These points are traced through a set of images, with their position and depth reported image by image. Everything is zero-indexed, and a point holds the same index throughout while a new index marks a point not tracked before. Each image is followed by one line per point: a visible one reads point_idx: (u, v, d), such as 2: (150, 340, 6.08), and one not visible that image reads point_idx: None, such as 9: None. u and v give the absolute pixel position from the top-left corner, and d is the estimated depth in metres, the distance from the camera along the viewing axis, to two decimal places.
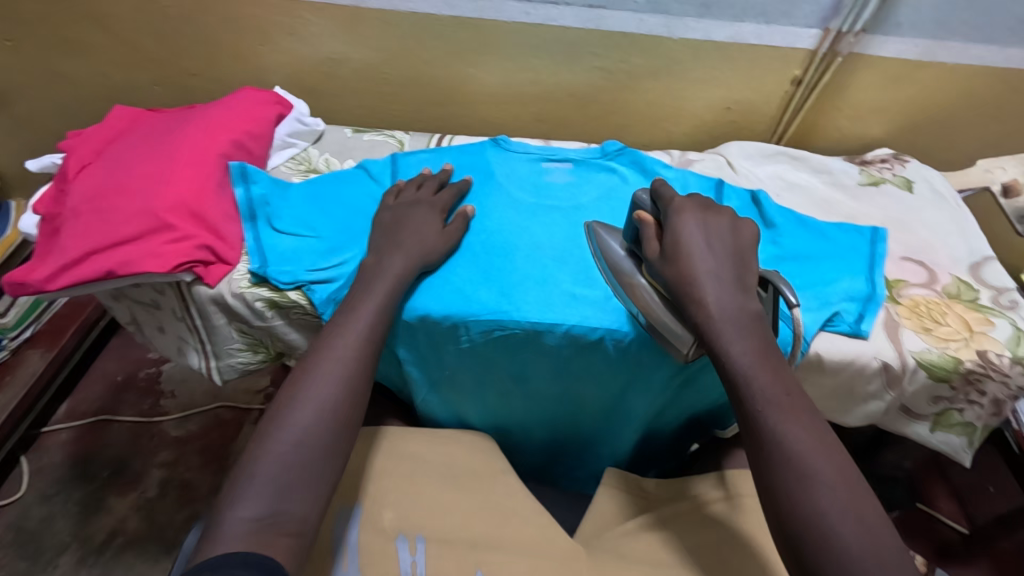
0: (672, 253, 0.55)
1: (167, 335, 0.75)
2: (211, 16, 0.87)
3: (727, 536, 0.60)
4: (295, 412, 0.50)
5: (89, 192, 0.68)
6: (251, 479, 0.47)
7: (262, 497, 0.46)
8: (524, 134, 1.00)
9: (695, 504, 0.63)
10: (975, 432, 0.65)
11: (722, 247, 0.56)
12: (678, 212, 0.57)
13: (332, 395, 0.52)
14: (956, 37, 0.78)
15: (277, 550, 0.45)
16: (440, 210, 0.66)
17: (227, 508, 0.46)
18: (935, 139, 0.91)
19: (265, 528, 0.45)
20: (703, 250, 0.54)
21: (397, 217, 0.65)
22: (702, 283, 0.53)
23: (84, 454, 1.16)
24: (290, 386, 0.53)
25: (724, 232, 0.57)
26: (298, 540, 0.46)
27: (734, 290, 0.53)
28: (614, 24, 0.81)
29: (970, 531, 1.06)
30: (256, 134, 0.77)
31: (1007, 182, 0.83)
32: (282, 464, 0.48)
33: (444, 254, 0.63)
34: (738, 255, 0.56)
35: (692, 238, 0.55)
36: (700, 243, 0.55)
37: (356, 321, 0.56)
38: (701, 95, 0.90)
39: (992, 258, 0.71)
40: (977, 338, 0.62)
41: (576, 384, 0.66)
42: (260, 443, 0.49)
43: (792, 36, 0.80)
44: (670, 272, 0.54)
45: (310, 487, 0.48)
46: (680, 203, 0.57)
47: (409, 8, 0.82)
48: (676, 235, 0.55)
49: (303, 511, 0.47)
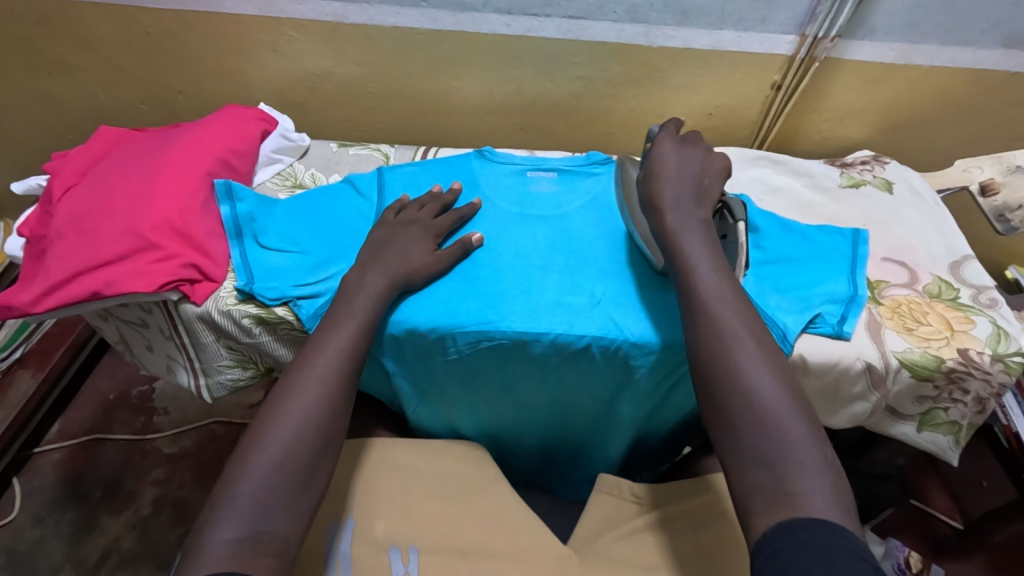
0: (647, 175, 0.63)
1: (155, 353, 0.75)
2: (194, 35, 0.88)
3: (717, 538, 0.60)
4: (276, 430, 0.51)
5: (74, 214, 0.68)
6: (231, 500, 0.47)
7: (243, 517, 0.46)
8: (509, 144, 1.01)
9: (687, 504, 0.64)
10: (960, 430, 0.65)
11: (688, 171, 0.63)
12: (655, 145, 0.66)
13: (314, 412, 0.52)
14: (930, 40, 0.79)
15: (260, 569, 0.45)
16: (433, 233, 0.66)
17: (208, 529, 0.46)
18: (914, 139, 0.93)
19: (248, 547, 0.45)
20: (672, 172, 0.62)
21: (388, 234, 0.66)
22: (664, 198, 0.61)
23: (76, 475, 1.15)
24: (272, 404, 0.53)
25: (695, 159, 0.64)
26: (280, 560, 0.46)
27: (692, 208, 0.60)
28: (594, 34, 0.82)
29: (964, 526, 1.07)
30: (241, 150, 0.77)
31: (984, 181, 0.82)
32: (263, 483, 0.48)
33: (434, 273, 0.63)
34: (703, 180, 0.63)
35: (664, 163, 0.63)
36: (672, 167, 0.63)
37: (338, 337, 0.57)
38: (683, 102, 0.91)
39: (971, 256, 0.72)
40: (959, 337, 0.63)
41: (565, 392, 0.66)
42: (241, 463, 0.49)
43: (770, 42, 0.81)
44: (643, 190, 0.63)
45: (292, 505, 0.48)
46: (660, 136, 0.66)
47: (391, 23, 0.83)
48: (651, 162, 0.64)
49: (285, 530, 0.47)
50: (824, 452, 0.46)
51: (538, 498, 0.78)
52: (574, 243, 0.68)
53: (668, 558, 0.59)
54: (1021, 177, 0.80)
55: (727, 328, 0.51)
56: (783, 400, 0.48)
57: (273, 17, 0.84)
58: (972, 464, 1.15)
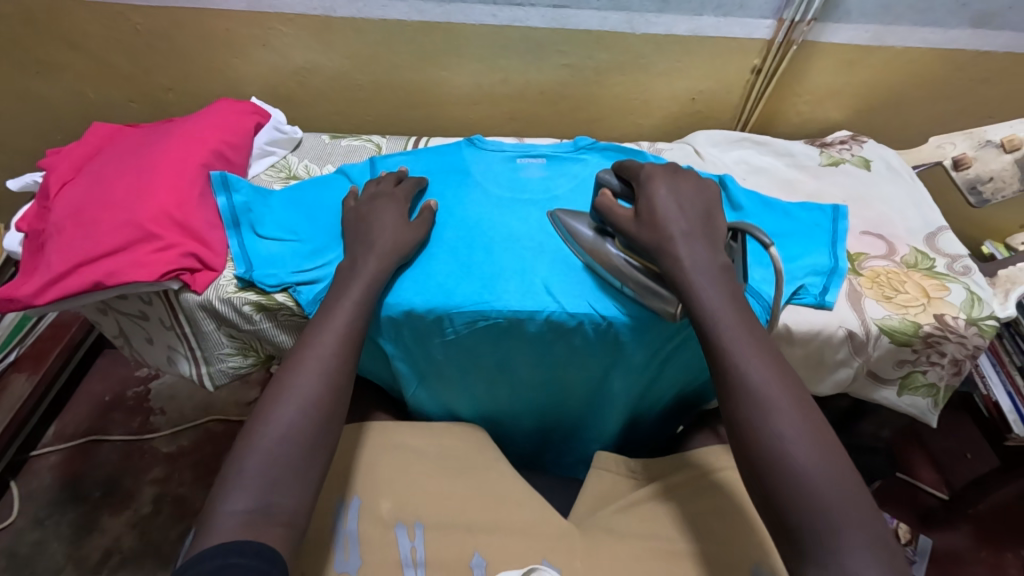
0: (646, 216, 0.58)
1: (156, 345, 0.76)
2: (183, 31, 0.89)
3: (714, 508, 0.62)
4: (284, 407, 0.52)
5: (72, 207, 0.69)
6: (240, 476, 0.48)
7: (253, 491, 0.48)
8: (499, 133, 1.03)
9: (683, 475, 0.66)
10: (939, 392, 0.68)
11: (693, 205, 0.59)
12: (648, 179, 0.61)
13: (317, 390, 0.54)
14: (903, 22, 0.82)
15: (271, 538, 0.46)
16: (403, 202, 0.68)
17: (218, 504, 0.47)
18: (890, 119, 0.96)
19: (259, 519, 0.47)
20: (675, 210, 0.58)
21: (360, 214, 0.67)
22: (677, 242, 0.56)
23: (75, 476, 1.15)
24: (275, 384, 0.54)
25: (693, 191, 0.61)
26: (290, 530, 0.47)
27: (706, 246, 0.56)
28: (579, 23, 0.84)
29: (949, 496, 1.10)
30: (235, 144, 0.78)
31: (957, 156, 0.85)
32: (271, 458, 0.49)
33: (416, 246, 0.66)
34: (707, 212, 0.59)
35: (663, 203, 0.58)
36: (672, 205, 0.58)
37: (338, 318, 0.58)
38: (666, 88, 0.93)
39: (945, 228, 0.75)
40: (935, 303, 0.65)
41: (560, 371, 0.68)
42: (248, 440, 0.51)
43: (749, 27, 0.84)
44: (646, 235, 0.57)
45: (300, 477, 0.50)
46: (650, 169, 0.62)
47: (379, 15, 0.84)
48: (649, 201, 0.59)
49: (294, 503, 0.48)
50: (808, 409, 0.48)
51: (536, 477, 0.80)
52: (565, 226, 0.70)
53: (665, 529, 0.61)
54: (992, 151, 0.82)
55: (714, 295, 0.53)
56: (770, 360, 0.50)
57: (262, 12, 0.86)
58: (956, 435, 1.19)
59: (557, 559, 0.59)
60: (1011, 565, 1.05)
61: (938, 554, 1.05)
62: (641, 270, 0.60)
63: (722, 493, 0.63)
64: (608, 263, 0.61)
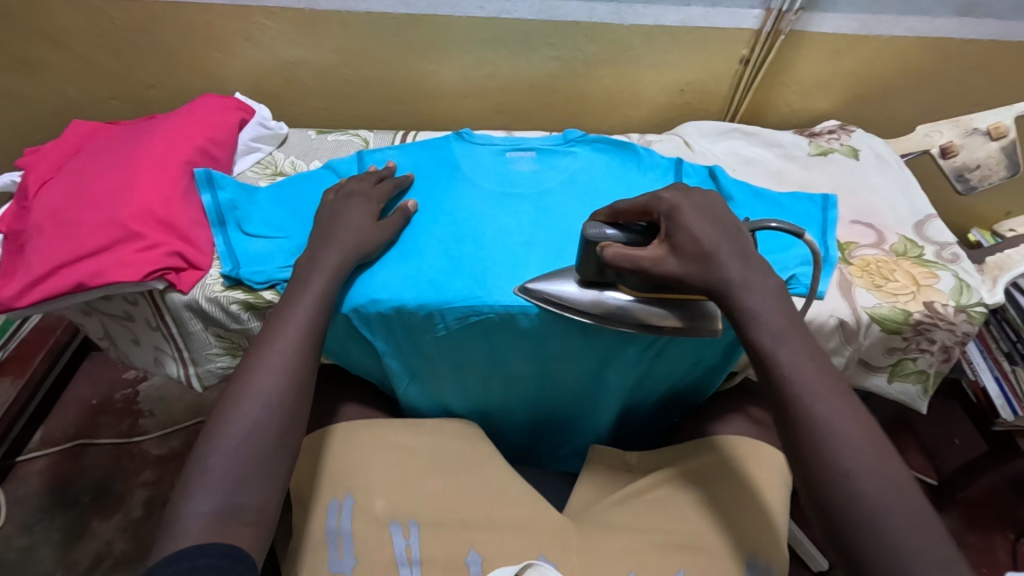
0: (689, 251, 0.53)
1: (143, 347, 0.74)
2: (164, 25, 0.87)
3: (708, 497, 0.62)
4: (242, 406, 0.51)
5: (52, 207, 0.68)
6: (201, 475, 0.47)
7: (216, 491, 0.47)
8: (486, 127, 1.02)
9: (689, 465, 0.65)
10: (928, 379, 0.69)
11: (725, 226, 0.55)
12: (673, 209, 0.55)
13: (284, 388, 0.53)
14: (890, 10, 0.82)
15: (241, 538, 0.46)
16: (376, 204, 0.68)
17: (182, 504, 0.46)
18: (878, 109, 0.96)
19: (226, 518, 0.46)
20: (718, 241, 0.53)
21: (332, 213, 0.66)
22: (724, 269, 0.52)
23: (63, 481, 1.13)
24: (237, 380, 0.53)
25: (715, 209, 0.56)
26: (259, 529, 0.47)
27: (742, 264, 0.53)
28: (567, 14, 0.83)
29: (939, 481, 1.11)
30: (219, 140, 0.77)
31: (944, 144, 0.85)
32: (234, 458, 0.48)
33: (382, 246, 0.65)
34: (733, 227, 0.55)
35: (702, 231, 0.53)
36: (711, 233, 0.53)
37: (299, 314, 0.57)
38: (655, 79, 0.93)
39: (933, 216, 0.75)
40: (924, 291, 0.66)
41: (553, 364, 0.68)
42: (207, 441, 0.50)
43: (737, 17, 0.83)
44: (701, 276, 0.52)
45: (263, 476, 0.49)
46: (671, 197, 0.55)
47: (364, 8, 0.83)
48: (691, 237, 0.53)
49: (261, 502, 0.48)
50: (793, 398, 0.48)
51: (530, 472, 0.80)
52: (556, 219, 0.70)
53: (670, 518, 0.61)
54: (978, 139, 0.83)
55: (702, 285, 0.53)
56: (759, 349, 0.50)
57: (245, 6, 0.84)
58: (944, 422, 1.20)
59: (553, 554, 0.59)
60: (999, 548, 1.06)
61: None
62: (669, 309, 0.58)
63: (718, 484, 0.63)
64: (627, 312, 0.59)
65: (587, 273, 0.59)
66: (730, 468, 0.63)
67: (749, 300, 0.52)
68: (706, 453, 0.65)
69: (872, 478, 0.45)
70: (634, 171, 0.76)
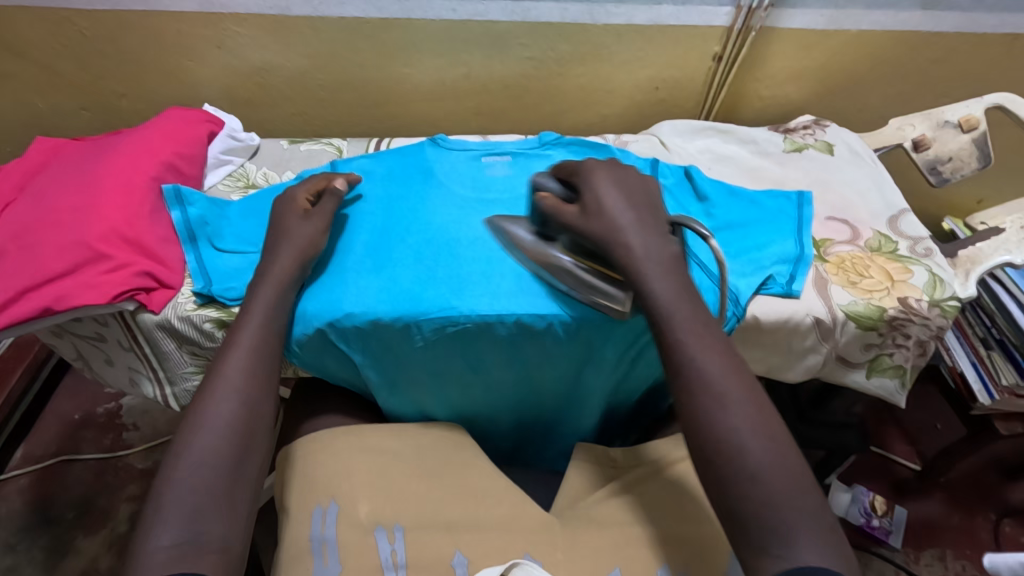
0: (593, 211, 0.59)
1: (117, 367, 0.73)
2: (132, 35, 0.85)
3: (644, 505, 0.63)
4: (202, 433, 0.51)
5: (16, 229, 0.66)
6: (161, 508, 0.47)
7: (179, 522, 0.46)
8: (464, 130, 1.01)
9: (635, 473, 0.66)
10: (905, 373, 0.69)
11: (637, 200, 0.60)
12: (591, 179, 0.61)
13: (246, 418, 0.53)
14: (857, 5, 0.83)
15: (206, 567, 0.45)
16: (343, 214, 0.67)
17: (146, 536, 0.46)
18: (851, 102, 0.97)
19: (188, 550, 0.45)
20: (621, 206, 0.59)
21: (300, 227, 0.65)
22: (624, 233, 0.58)
23: (46, 499, 1.12)
24: (200, 406, 0.53)
25: (636, 183, 0.62)
26: (225, 556, 0.47)
27: (657, 239, 0.58)
28: (539, 15, 0.83)
29: (922, 466, 1.13)
30: (188, 154, 0.76)
31: (917, 137, 0.85)
32: (195, 487, 0.48)
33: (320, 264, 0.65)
34: (651, 203, 0.61)
35: (610, 198, 0.59)
36: (618, 200, 0.60)
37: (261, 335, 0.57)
38: (629, 78, 0.92)
39: (906, 210, 0.76)
40: (898, 287, 0.66)
41: (532, 370, 0.67)
42: (169, 470, 0.49)
43: (708, 14, 0.84)
44: (597, 225, 0.58)
45: (226, 504, 0.48)
46: (593, 167, 0.63)
47: (336, 13, 0.82)
48: (597, 196, 0.60)
49: (225, 529, 0.48)
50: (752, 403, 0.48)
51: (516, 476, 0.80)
52: None
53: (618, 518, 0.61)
54: (950, 131, 0.83)
55: (664, 293, 0.54)
56: (719, 355, 0.51)
57: (214, 13, 0.83)
58: (926, 408, 1.22)
59: (539, 552, 0.59)
60: (981, 529, 1.08)
61: (912, 524, 1.08)
62: (589, 271, 0.60)
63: (655, 484, 0.64)
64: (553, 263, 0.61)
65: (535, 225, 0.64)
66: (668, 476, 0.65)
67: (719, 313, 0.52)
68: (641, 463, 0.67)
69: None
70: None
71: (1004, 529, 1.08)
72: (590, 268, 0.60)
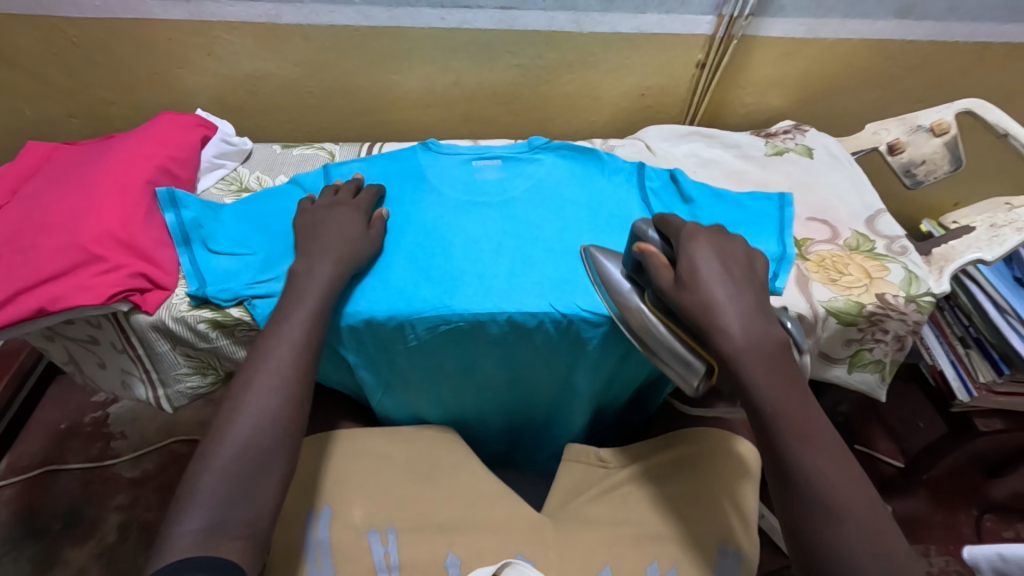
0: (689, 278, 0.53)
1: (109, 370, 0.73)
2: (123, 43, 0.86)
3: (663, 494, 0.64)
4: (230, 426, 0.52)
5: (10, 231, 0.66)
6: (195, 494, 0.48)
7: (207, 508, 0.47)
8: (454, 136, 1.02)
9: (663, 456, 0.67)
10: (885, 367, 0.72)
11: (734, 274, 0.55)
12: (692, 240, 0.56)
13: (275, 403, 0.53)
14: (834, 14, 0.86)
15: (230, 552, 0.46)
16: (363, 212, 0.68)
17: (176, 520, 0.47)
18: (830, 108, 1.00)
19: (214, 535, 0.46)
20: (717, 276, 0.54)
21: (315, 222, 0.67)
22: (721, 310, 0.52)
23: (32, 509, 1.10)
24: (230, 401, 0.53)
25: (739, 255, 0.58)
26: (248, 543, 0.48)
27: (758, 317, 0.53)
28: (527, 23, 0.85)
29: (905, 463, 1.15)
30: (181, 158, 0.77)
31: (891, 141, 0.89)
32: (222, 476, 0.49)
33: (370, 255, 0.66)
34: (753, 279, 0.57)
35: (706, 264, 0.54)
36: (716, 272, 0.54)
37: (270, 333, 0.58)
38: (615, 85, 0.95)
39: (883, 210, 0.78)
40: (876, 284, 0.69)
41: (524, 370, 0.69)
42: (200, 460, 0.50)
43: (691, 23, 0.86)
44: (689, 298, 0.53)
45: (254, 495, 0.49)
46: (695, 229, 0.57)
47: (327, 21, 0.84)
48: (692, 263, 0.54)
49: (251, 515, 0.48)
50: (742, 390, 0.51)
51: (507, 477, 0.81)
52: (522, 227, 0.70)
53: (638, 504, 0.64)
54: (923, 135, 0.86)
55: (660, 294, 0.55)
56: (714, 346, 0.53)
57: (205, 21, 0.84)
58: (910, 407, 1.25)
59: (531, 551, 0.60)
60: (964, 524, 1.11)
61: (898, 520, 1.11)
62: (672, 332, 0.55)
63: (659, 476, 0.66)
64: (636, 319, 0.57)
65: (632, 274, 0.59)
66: (694, 463, 0.66)
67: (728, 308, 0.53)
68: (667, 451, 0.68)
69: (828, 455, 0.48)
70: (598, 176, 0.77)
71: (986, 524, 1.11)
72: (674, 329, 0.55)
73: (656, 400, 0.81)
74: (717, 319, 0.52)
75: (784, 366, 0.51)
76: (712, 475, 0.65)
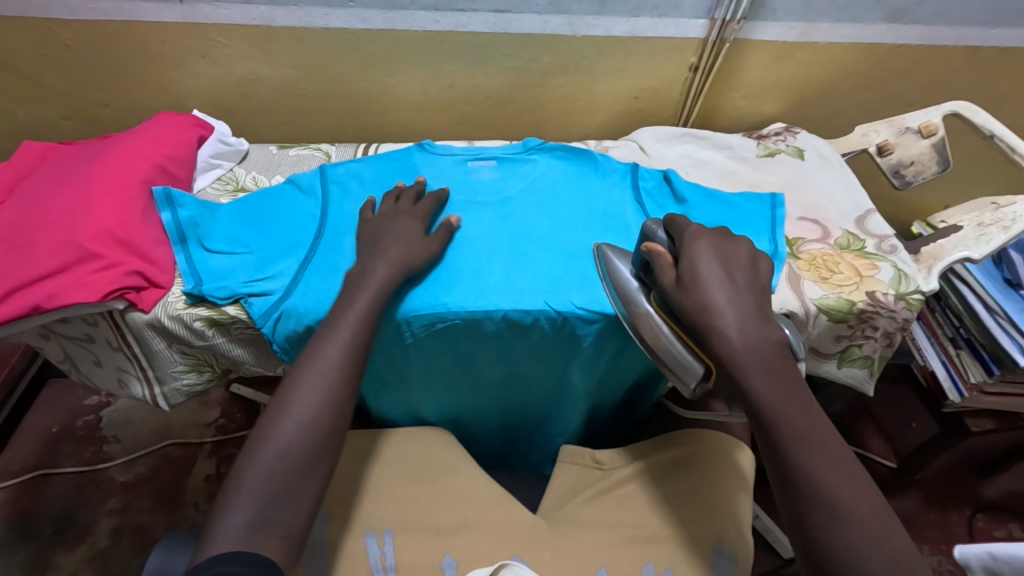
0: (689, 280, 0.54)
1: (105, 369, 0.73)
2: (117, 45, 0.86)
3: (658, 495, 0.65)
4: (278, 425, 0.52)
5: (6, 229, 0.66)
6: (241, 490, 0.49)
7: (251, 506, 0.48)
8: (448, 138, 1.03)
9: (660, 457, 0.67)
10: (874, 363, 0.73)
11: (737, 278, 0.56)
12: (695, 241, 0.57)
13: (323, 404, 0.54)
14: (825, 18, 0.88)
15: (270, 550, 0.47)
16: (421, 219, 0.68)
17: (221, 516, 0.48)
18: (820, 111, 1.02)
19: (256, 533, 0.47)
20: (720, 278, 0.55)
21: (377, 229, 0.66)
22: (721, 313, 0.53)
23: (24, 514, 1.09)
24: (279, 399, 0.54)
25: (743, 261, 0.58)
26: (287, 543, 0.48)
27: (757, 324, 0.54)
28: (521, 27, 0.86)
29: (897, 463, 1.16)
30: (178, 157, 0.77)
31: (881, 143, 0.90)
32: (269, 475, 0.50)
33: (428, 261, 0.65)
34: (756, 286, 0.57)
35: (707, 266, 0.55)
36: (718, 276, 0.55)
37: None
38: (609, 88, 0.96)
39: (873, 210, 0.80)
40: (866, 282, 0.70)
41: (521, 368, 0.69)
42: (249, 457, 0.51)
43: (683, 27, 0.87)
44: (688, 299, 0.54)
45: (297, 493, 0.50)
46: (699, 230, 0.58)
47: (321, 24, 0.84)
48: (693, 263, 0.55)
49: (295, 515, 0.49)
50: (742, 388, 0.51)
51: (502, 476, 0.82)
52: (519, 227, 0.71)
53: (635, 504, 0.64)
54: (911, 137, 0.88)
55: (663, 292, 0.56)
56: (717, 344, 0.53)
57: (200, 24, 0.84)
58: (902, 407, 1.26)
59: (526, 554, 0.60)
60: (956, 524, 1.12)
61: None
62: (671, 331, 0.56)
63: (655, 477, 0.66)
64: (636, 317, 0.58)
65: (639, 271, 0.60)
66: (691, 464, 0.66)
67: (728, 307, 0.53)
68: (664, 451, 0.68)
69: (834, 446, 0.49)
70: (593, 177, 0.78)
71: (978, 523, 1.12)
72: (676, 330, 0.56)
73: (649, 399, 0.81)
74: (715, 320, 0.53)
75: (782, 361, 0.52)
76: (708, 475, 0.65)
